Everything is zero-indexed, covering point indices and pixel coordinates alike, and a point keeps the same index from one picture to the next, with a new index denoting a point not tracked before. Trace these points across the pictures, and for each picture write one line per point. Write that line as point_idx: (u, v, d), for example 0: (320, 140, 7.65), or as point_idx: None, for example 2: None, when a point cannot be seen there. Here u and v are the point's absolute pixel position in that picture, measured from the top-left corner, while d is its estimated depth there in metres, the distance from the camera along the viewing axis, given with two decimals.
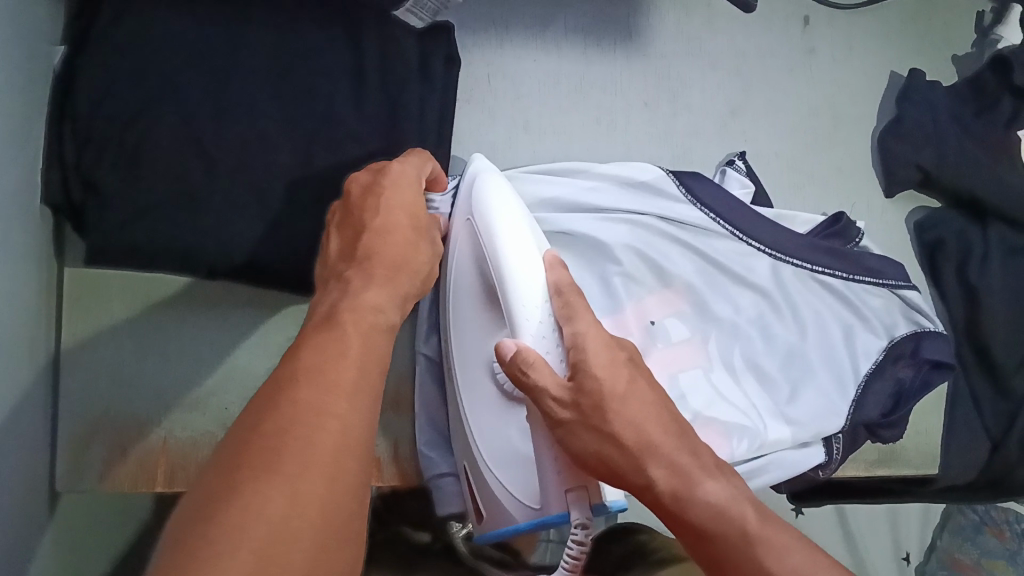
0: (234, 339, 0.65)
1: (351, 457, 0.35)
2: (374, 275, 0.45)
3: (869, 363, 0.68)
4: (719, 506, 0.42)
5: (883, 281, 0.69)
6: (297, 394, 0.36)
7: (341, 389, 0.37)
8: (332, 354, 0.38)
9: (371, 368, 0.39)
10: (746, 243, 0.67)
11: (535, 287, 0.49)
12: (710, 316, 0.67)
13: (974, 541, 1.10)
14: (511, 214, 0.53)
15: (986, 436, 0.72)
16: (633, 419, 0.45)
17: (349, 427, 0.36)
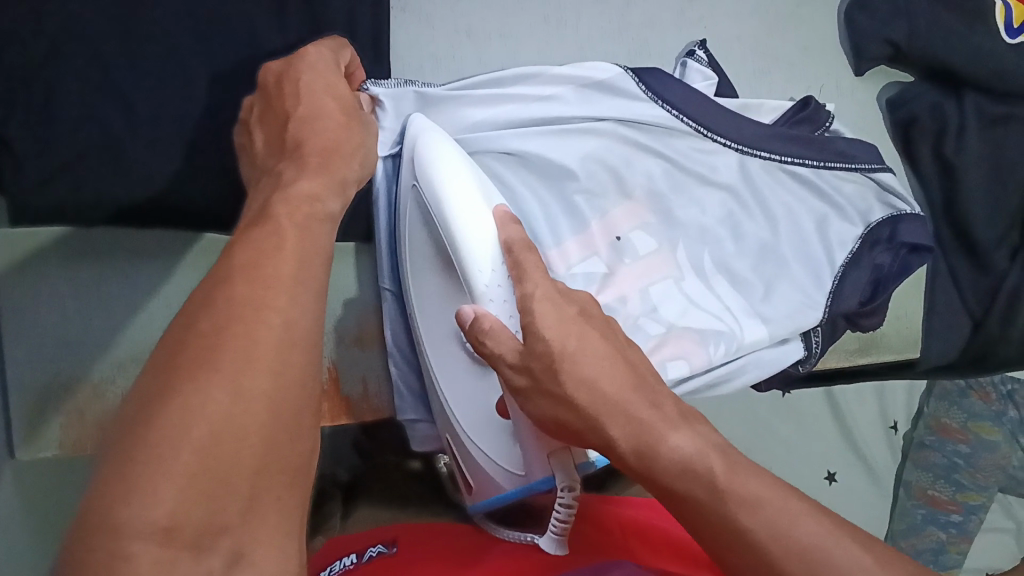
0: (181, 287, 0.62)
1: (294, 348, 0.33)
2: (307, 165, 0.42)
3: (844, 252, 0.66)
4: (685, 461, 0.39)
5: (855, 165, 0.66)
6: (233, 291, 0.33)
7: (282, 281, 0.34)
8: (266, 256, 0.35)
9: (308, 263, 0.36)
10: (711, 140, 0.64)
11: (489, 245, 0.48)
12: (676, 222, 0.65)
13: (961, 405, 1.14)
14: (452, 169, 0.52)
15: (968, 314, 0.73)
16: (587, 376, 0.42)
17: (290, 317, 0.33)
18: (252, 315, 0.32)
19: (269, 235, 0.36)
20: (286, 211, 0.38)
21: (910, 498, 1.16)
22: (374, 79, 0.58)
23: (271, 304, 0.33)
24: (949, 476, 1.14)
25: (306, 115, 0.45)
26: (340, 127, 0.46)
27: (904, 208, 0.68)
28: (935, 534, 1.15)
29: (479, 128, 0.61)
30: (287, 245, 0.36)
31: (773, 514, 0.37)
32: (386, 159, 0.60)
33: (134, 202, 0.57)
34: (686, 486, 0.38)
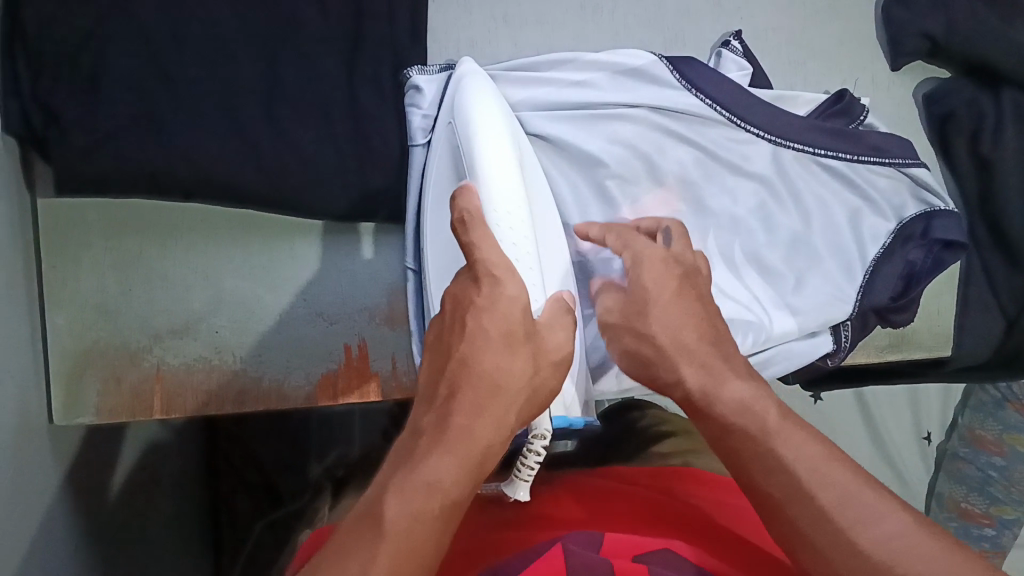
0: (221, 260, 0.62)
1: (419, 557, 0.33)
2: (452, 435, 0.36)
3: (876, 247, 0.66)
4: (745, 400, 0.41)
5: (890, 160, 0.65)
6: (391, 489, 0.35)
7: (442, 477, 0.35)
8: (416, 461, 0.36)
9: (470, 474, 0.36)
10: (744, 130, 0.64)
11: (516, 185, 0.49)
12: (708, 211, 0.65)
13: (996, 417, 1.10)
14: (495, 139, 0.51)
15: (1001, 316, 0.72)
16: (671, 324, 0.45)
17: (423, 516, 0.34)
18: (375, 530, 0.33)
19: (439, 438, 0.36)
20: (462, 409, 0.37)
21: (943, 510, 1.19)
22: (419, 67, 0.61)
23: (403, 505, 0.34)
24: (982, 488, 1.14)
25: (479, 371, 0.38)
26: (518, 380, 0.39)
27: (939, 205, 0.67)
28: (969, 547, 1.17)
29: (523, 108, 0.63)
30: (453, 451, 0.36)
31: (816, 464, 0.38)
32: (418, 148, 0.59)
33: (178, 175, 0.58)
34: (737, 419, 0.40)
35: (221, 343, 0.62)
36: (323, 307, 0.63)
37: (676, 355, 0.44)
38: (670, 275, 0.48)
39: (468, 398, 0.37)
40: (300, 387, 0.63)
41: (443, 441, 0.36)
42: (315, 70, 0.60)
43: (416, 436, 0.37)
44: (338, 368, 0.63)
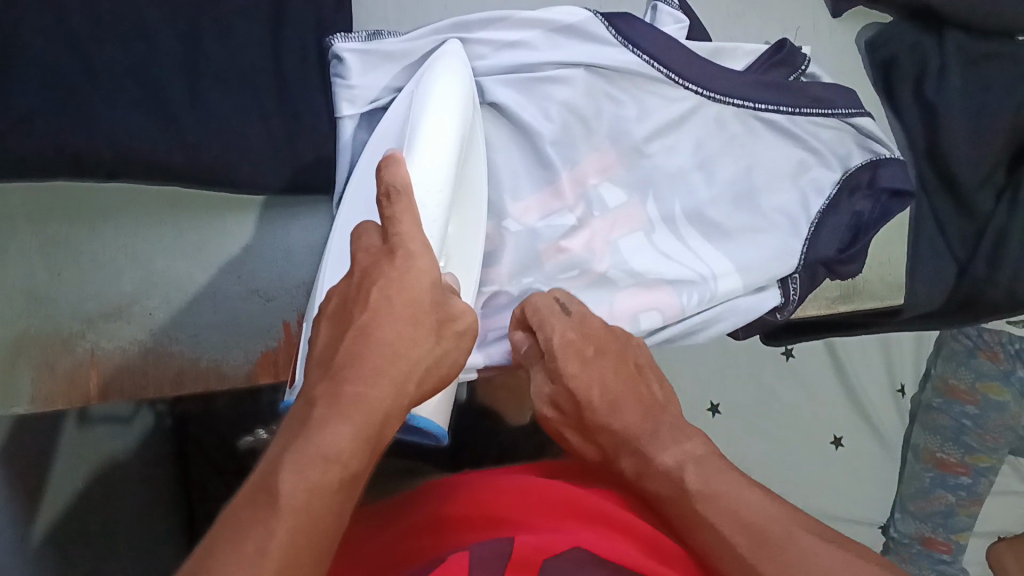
0: (150, 240, 0.61)
1: (317, 525, 0.36)
2: (345, 401, 0.39)
3: (821, 198, 0.66)
4: (668, 472, 0.45)
5: (831, 111, 0.65)
6: (296, 446, 0.37)
7: (350, 433, 0.38)
8: (309, 427, 0.38)
9: (367, 443, 0.39)
10: (682, 87, 0.62)
11: (438, 186, 0.50)
12: (646, 172, 0.65)
13: (967, 365, 1.14)
14: (443, 108, 0.52)
15: (952, 260, 0.71)
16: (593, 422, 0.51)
17: (320, 487, 0.36)
18: (273, 501, 0.35)
19: (337, 405, 0.39)
20: (358, 378, 0.40)
21: (920, 461, 1.20)
22: (343, 35, 0.59)
23: (300, 475, 0.36)
24: (957, 437, 1.16)
25: (383, 346, 0.42)
26: (416, 352, 0.43)
27: (885, 153, 0.67)
28: (945, 497, 1.18)
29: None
30: (351, 418, 0.39)
31: (726, 503, 0.42)
32: (348, 118, 0.59)
33: (99, 157, 0.56)
34: (670, 495, 0.44)
35: (163, 327, 0.60)
36: (259, 286, 0.62)
37: (609, 455, 0.50)
38: (583, 364, 0.53)
39: (370, 369, 0.41)
40: (240, 367, 0.62)
41: (340, 406, 0.39)
42: (239, 40, 0.59)
43: (312, 402, 0.40)
44: (278, 346, 0.62)
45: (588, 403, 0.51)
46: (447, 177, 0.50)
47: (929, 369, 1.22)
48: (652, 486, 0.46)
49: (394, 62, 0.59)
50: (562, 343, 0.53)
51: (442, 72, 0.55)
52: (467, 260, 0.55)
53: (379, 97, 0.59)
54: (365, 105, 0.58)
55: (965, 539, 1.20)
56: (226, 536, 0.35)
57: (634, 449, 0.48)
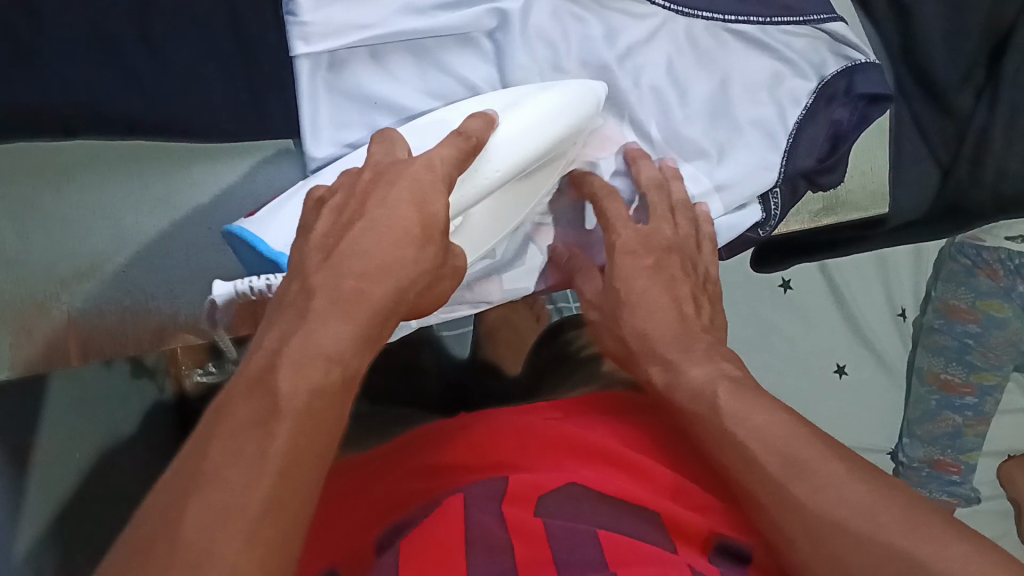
0: (117, 196, 0.60)
1: (316, 423, 0.40)
2: (343, 304, 0.43)
3: (798, 109, 0.64)
4: (699, 386, 0.53)
5: (802, 18, 0.63)
6: (293, 347, 0.41)
7: (345, 326, 0.43)
8: (287, 355, 0.41)
9: (357, 347, 0.43)
10: (649, 3, 0.61)
11: (499, 168, 0.55)
12: (620, 93, 0.63)
13: (967, 285, 1.14)
14: (544, 106, 0.57)
15: (935, 163, 0.69)
16: (639, 327, 0.60)
17: (317, 387, 0.40)
18: (275, 401, 0.39)
19: (317, 333, 0.42)
20: (353, 278, 0.44)
21: (924, 384, 1.23)
22: None
23: (285, 403, 0.39)
24: (960, 357, 1.18)
25: (371, 261, 0.45)
26: (389, 295, 0.45)
27: (860, 58, 0.64)
28: (951, 419, 1.22)
29: (420, 9, 0.59)
30: (346, 319, 0.43)
31: (756, 421, 0.49)
32: (304, 57, 0.59)
33: (57, 111, 0.54)
34: (695, 406, 0.52)
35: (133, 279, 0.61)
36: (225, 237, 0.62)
37: (641, 352, 0.59)
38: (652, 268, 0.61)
39: (348, 303, 0.43)
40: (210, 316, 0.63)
41: (336, 308, 0.43)
42: None
43: (292, 327, 0.42)
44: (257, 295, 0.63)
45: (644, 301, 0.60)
46: (511, 164, 0.55)
47: (928, 291, 1.22)
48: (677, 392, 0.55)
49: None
50: (626, 248, 0.61)
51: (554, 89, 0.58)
52: (485, 235, 0.59)
53: (334, 32, 0.58)
54: (319, 42, 0.58)
55: (972, 459, 1.25)
56: (220, 451, 0.37)
57: (663, 361, 0.57)
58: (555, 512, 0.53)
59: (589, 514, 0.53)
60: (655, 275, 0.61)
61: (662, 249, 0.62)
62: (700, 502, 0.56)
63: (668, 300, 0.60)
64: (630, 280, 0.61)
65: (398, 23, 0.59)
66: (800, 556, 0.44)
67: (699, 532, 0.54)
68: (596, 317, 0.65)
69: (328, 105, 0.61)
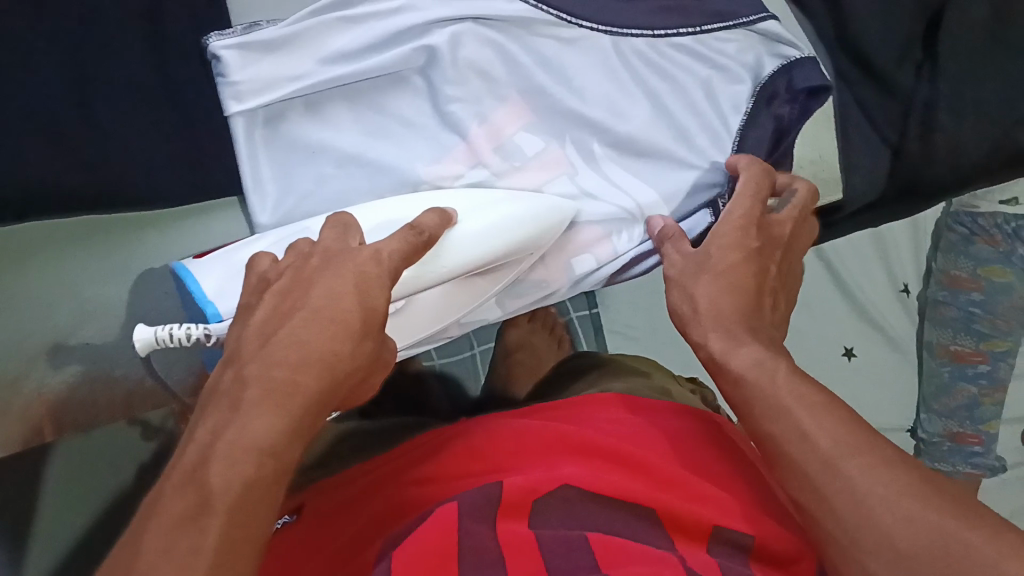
0: (78, 272, 0.62)
1: (273, 463, 0.41)
2: (297, 356, 0.44)
3: (739, 115, 0.64)
4: (760, 360, 0.50)
5: (731, 23, 0.63)
6: (252, 389, 0.42)
7: (301, 374, 0.43)
8: (239, 414, 0.41)
9: (315, 396, 0.44)
10: (576, 25, 0.62)
11: (449, 262, 0.58)
12: (559, 118, 0.63)
13: (966, 254, 1.09)
14: (496, 218, 0.60)
15: (886, 143, 0.68)
16: (713, 294, 0.54)
17: (274, 433, 0.41)
18: (232, 443, 0.40)
19: (271, 395, 0.42)
20: (306, 329, 0.45)
21: (935, 357, 1.18)
22: (218, 32, 0.59)
23: (230, 469, 0.39)
24: (968, 327, 1.13)
25: (331, 308, 0.46)
26: (340, 354, 0.45)
27: (796, 54, 0.64)
28: (967, 390, 1.16)
29: (347, 57, 0.60)
30: (305, 365, 0.44)
31: (799, 414, 0.46)
32: (238, 115, 0.60)
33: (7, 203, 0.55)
34: (757, 375, 0.49)
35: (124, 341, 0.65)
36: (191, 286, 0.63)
37: (713, 318, 0.54)
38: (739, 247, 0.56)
39: (296, 362, 0.43)
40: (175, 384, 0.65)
41: (296, 356, 0.44)
42: (121, 60, 0.57)
43: (243, 383, 0.42)
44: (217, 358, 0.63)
45: (731, 273, 0.55)
46: (462, 259, 0.59)
47: (930, 265, 1.18)
48: (730, 365, 0.51)
49: (276, 51, 0.59)
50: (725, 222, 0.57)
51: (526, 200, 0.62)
52: (432, 312, 0.62)
53: (263, 90, 0.59)
54: (251, 100, 0.59)
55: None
56: (172, 519, 0.38)
57: (727, 331, 0.53)
58: (549, 519, 0.54)
59: (585, 512, 0.54)
60: (747, 255, 0.56)
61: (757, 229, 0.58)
62: (699, 492, 0.57)
63: (754, 284, 0.55)
64: (722, 251, 0.56)
65: (327, 74, 0.60)
66: (848, 526, 0.43)
67: (700, 525, 0.54)
68: (669, 281, 0.58)
69: (268, 160, 0.61)
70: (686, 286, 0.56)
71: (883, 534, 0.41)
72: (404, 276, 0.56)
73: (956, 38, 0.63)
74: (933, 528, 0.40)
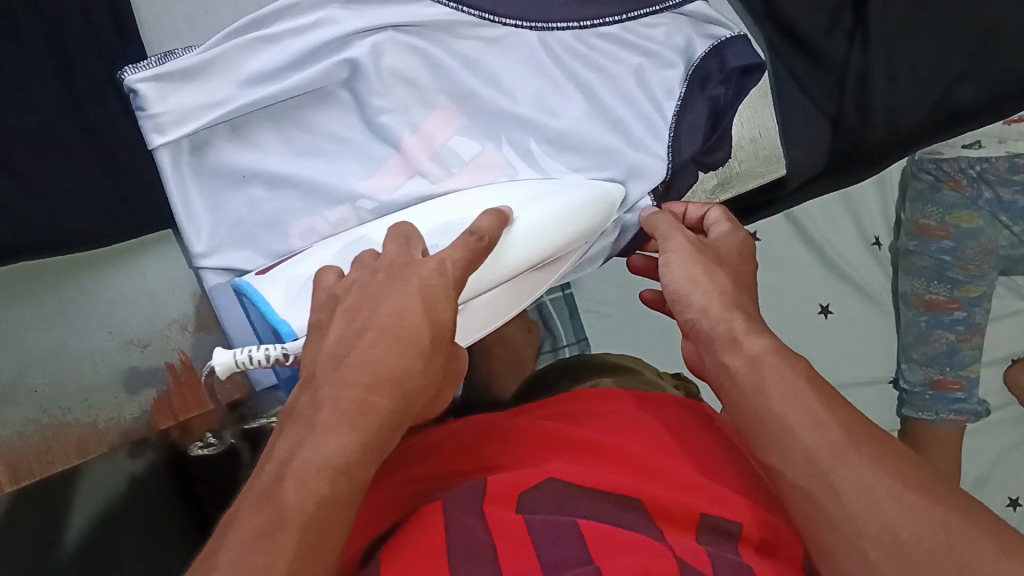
0: (18, 324, 0.62)
1: (341, 488, 0.38)
2: (390, 372, 0.42)
3: (673, 101, 0.63)
4: (752, 357, 0.45)
5: (656, 7, 0.63)
6: (318, 412, 0.40)
7: (373, 390, 0.41)
8: (314, 434, 0.39)
9: (377, 424, 0.41)
10: (501, 25, 0.61)
11: (502, 263, 0.56)
12: (490, 119, 0.62)
13: (932, 201, 1.03)
14: (538, 217, 0.58)
15: (824, 114, 0.69)
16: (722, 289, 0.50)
17: (341, 456, 0.39)
18: (289, 464, 0.38)
19: (347, 417, 0.40)
20: (372, 347, 0.42)
21: (911, 308, 1.08)
22: (132, 65, 0.57)
23: (307, 488, 0.37)
24: (941, 275, 1.05)
25: (405, 324, 0.43)
26: (414, 373, 0.43)
27: (725, 34, 0.64)
28: (944, 337, 1.06)
29: (269, 77, 0.59)
30: (371, 383, 0.41)
31: (797, 414, 0.42)
32: (163, 147, 0.58)
33: None
34: (749, 375, 0.44)
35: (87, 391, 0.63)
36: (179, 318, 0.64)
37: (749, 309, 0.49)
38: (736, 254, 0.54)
39: (369, 382, 0.41)
40: None
41: (370, 375, 0.41)
42: (41, 111, 0.57)
43: (318, 405, 0.40)
44: (169, 390, 0.63)
45: (743, 280, 0.52)
46: (516, 261, 0.57)
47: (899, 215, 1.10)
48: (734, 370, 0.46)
49: (196, 80, 0.58)
50: (729, 247, 0.54)
51: (552, 199, 0.59)
52: (495, 312, 0.60)
53: (184, 119, 0.58)
54: (173, 130, 0.58)
55: (976, 371, 1.07)
56: (248, 534, 0.35)
57: (757, 324, 0.47)
58: (538, 506, 0.49)
59: (578, 506, 0.49)
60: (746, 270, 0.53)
61: (746, 249, 0.55)
62: (687, 483, 0.52)
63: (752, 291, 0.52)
64: (725, 260, 0.53)
65: (247, 96, 0.59)
66: (845, 510, 0.38)
67: (687, 513, 0.49)
68: (666, 262, 0.53)
69: (197, 188, 0.60)
70: (707, 271, 0.51)
71: (884, 523, 0.37)
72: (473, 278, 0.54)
73: None
74: (933, 517, 0.37)
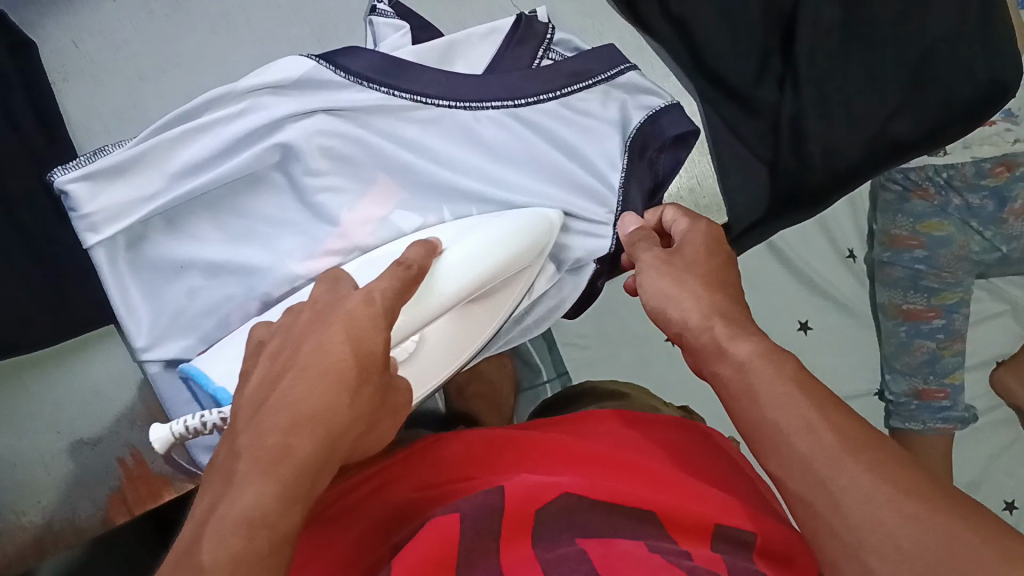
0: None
1: (263, 538, 0.35)
2: (323, 403, 0.40)
3: (616, 171, 0.64)
4: (743, 363, 0.43)
5: (591, 81, 0.62)
6: (234, 465, 0.37)
7: (301, 429, 0.39)
8: (231, 487, 0.37)
9: (303, 469, 0.38)
10: (435, 105, 0.60)
11: (440, 294, 0.56)
12: (428, 195, 0.63)
13: (904, 212, 0.99)
14: (476, 246, 0.58)
15: (760, 159, 0.70)
16: (699, 291, 0.48)
17: (260, 503, 0.36)
18: (207, 522, 0.35)
19: (263, 464, 0.37)
20: (292, 389, 0.40)
21: (889, 319, 1.04)
22: (61, 167, 0.57)
23: (221, 545, 0.34)
24: (916, 285, 1.01)
25: (331, 356, 0.41)
26: (339, 407, 0.40)
27: (658, 104, 0.65)
28: (924, 346, 1.02)
29: (201, 168, 0.59)
30: (296, 428, 0.39)
31: (796, 414, 0.39)
32: (98, 246, 0.58)
33: None
34: (737, 378, 0.43)
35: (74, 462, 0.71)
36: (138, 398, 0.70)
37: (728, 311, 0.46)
38: (704, 249, 0.52)
39: (288, 425, 0.39)
40: (94, 514, 0.71)
41: (295, 418, 0.39)
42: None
43: (233, 458, 0.38)
44: (120, 485, 0.71)
45: (723, 276, 0.50)
46: (454, 293, 0.56)
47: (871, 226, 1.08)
48: (723, 377, 0.44)
49: (126, 177, 0.58)
50: (698, 240, 0.52)
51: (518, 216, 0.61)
52: (445, 351, 0.60)
53: (117, 218, 0.58)
54: (107, 229, 0.58)
55: (959, 379, 1.04)
56: None
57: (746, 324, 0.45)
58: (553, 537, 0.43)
59: (592, 519, 0.44)
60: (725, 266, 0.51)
61: (716, 239, 0.53)
62: (698, 492, 0.47)
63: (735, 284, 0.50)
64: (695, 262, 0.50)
65: (181, 189, 0.59)
66: (848, 522, 0.36)
67: (698, 523, 0.45)
68: (647, 282, 0.51)
69: (137, 285, 0.61)
70: (678, 282, 0.49)
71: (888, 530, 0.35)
72: (402, 316, 0.53)
73: (812, 40, 0.65)
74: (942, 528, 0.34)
